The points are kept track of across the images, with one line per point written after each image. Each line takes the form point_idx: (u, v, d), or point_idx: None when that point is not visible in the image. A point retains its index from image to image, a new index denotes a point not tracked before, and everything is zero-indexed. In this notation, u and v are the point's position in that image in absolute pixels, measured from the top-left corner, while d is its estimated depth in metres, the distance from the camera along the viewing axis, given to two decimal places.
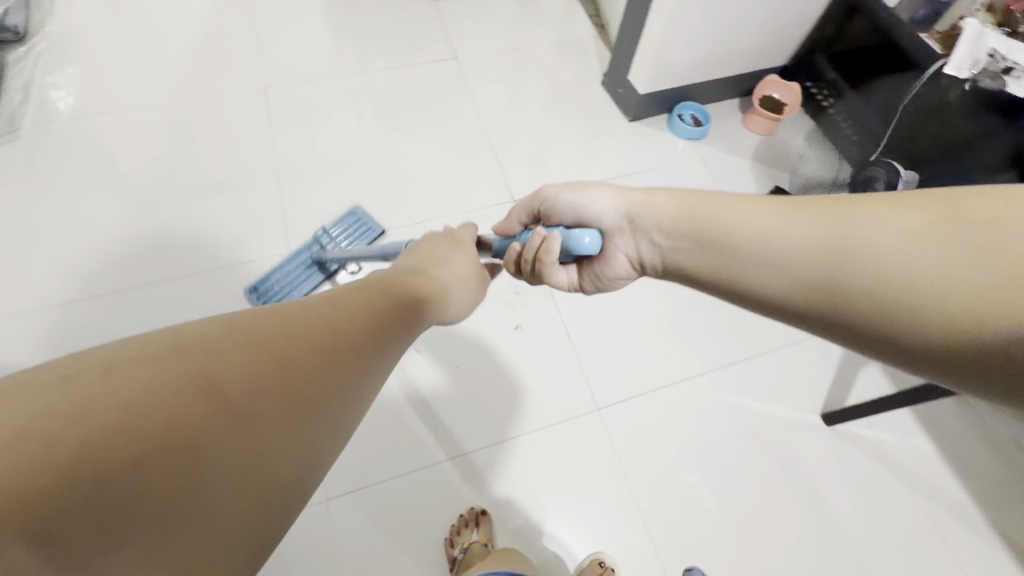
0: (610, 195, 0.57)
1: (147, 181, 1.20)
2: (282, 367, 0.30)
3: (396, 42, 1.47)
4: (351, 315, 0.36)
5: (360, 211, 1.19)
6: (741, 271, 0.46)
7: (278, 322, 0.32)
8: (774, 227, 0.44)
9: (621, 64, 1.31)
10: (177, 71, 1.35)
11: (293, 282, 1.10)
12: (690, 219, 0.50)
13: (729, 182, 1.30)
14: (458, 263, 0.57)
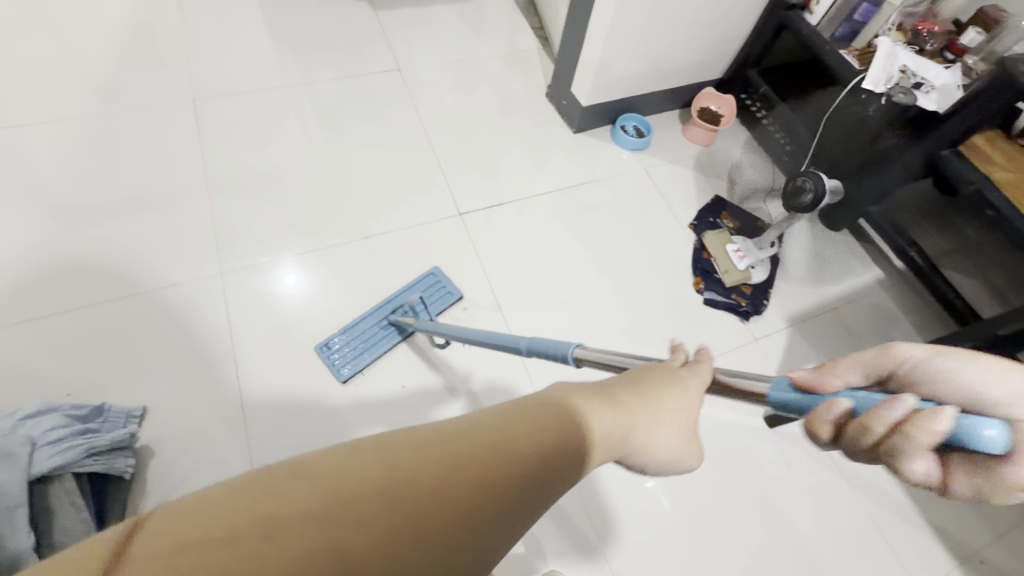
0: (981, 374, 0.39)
1: (60, 199, 1.11)
2: (415, 507, 0.26)
3: (337, 53, 1.43)
4: (520, 457, 0.31)
5: (440, 271, 1.13)
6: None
7: (427, 455, 0.28)
8: None
9: (564, 77, 1.33)
10: (96, 81, 1.26)
11: (365, 343, 1.05)
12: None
13: (672, 192, 1.33)
14: (669, 416, 0.41)
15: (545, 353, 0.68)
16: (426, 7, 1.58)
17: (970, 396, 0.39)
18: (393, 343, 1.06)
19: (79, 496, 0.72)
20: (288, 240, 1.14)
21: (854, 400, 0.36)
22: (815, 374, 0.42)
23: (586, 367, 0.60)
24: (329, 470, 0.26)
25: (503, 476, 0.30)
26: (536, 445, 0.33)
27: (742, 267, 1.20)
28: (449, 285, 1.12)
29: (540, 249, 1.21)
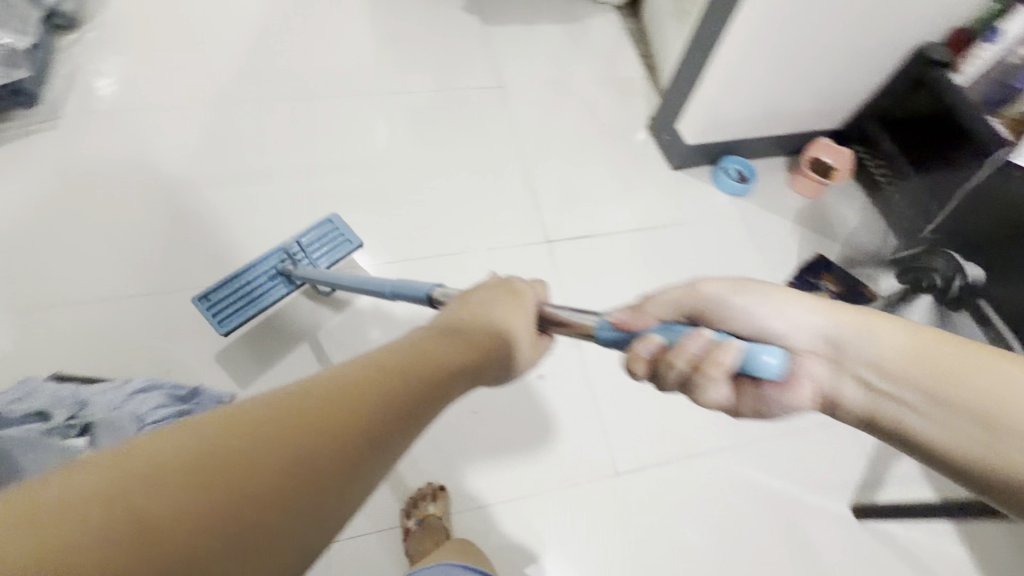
0: (795, 304, 0.49)
1: (181, 181, 1.19)
2: (249, 465, 0.27)
3: (445, 65, 1.46)
4: (399, 385, 0.34)
5: (336, 219, 1.12)
6: (906, 421, 0.44)
7: (294, 406, 0.30)
8: (855, 335, 0.46)
9: (670, 111, 1.28)
10: (224, 73, 1.34)
11: (243, 295, 1.02)
12: (928, 366, 0.43)
13: (770, 244, 1.26)
14: (496, 301, 0.50)
15: (406, 294, 0.80)
16: (536, 26, 1.58)
17: (762, 332, 0.50)
18: (280, 296, 1.03)
19: None
20: (379, 248, 1.17)
21: (663, 336, 0.45)
22: (629, 315, 0.50)
23: (440, 304, 0.73)
24: (201, 426, 0.28)
25: (360, 419, 0.31)
26: (419, 373, 0.36)
27: None
28: (347, 234, 1.12)
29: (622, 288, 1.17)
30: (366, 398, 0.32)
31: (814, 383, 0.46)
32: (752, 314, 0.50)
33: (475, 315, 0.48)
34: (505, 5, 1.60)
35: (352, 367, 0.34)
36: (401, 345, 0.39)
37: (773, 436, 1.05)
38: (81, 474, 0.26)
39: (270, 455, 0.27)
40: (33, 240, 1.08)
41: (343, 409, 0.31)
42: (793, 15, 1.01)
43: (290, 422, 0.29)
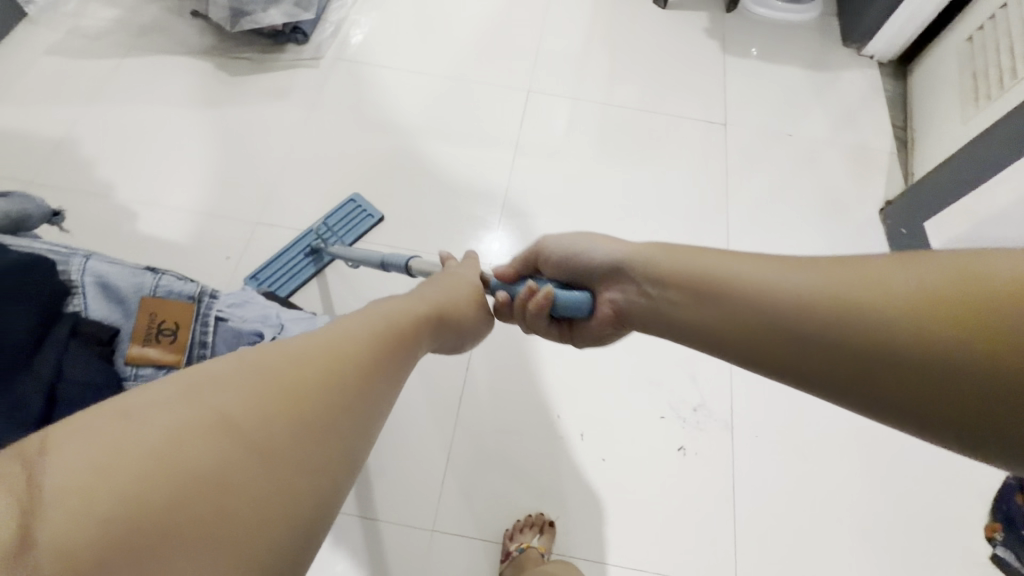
0: (594, 243, 0.61)
1: (398, 142, 1.27)
2: (306, 408, 0.33)
3: (670, 87, 1.38)
4: (376, 345, 0.41)
5: (358, 197, 1.19)
6: (714, 317, 0.47)
7: (338, 342, 0.39)
8: (676, 259, 0.52)
9: (923, 207, 1.09)
10: (460, 48, 1.40)
11: (290, 271, 1.10)
12: (679, 267, 0.51)
13: None
14: (470, 291, 0.65)
15: (394, 265, 0.87)
16: (780, 67, 1.43)
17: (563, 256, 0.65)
18: (309, 270, 1.11)
19: None
20: None
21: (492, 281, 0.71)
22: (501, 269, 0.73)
23: (420, 273, 0.83)
24: (230, 367, 0.34)
25: (358, 366, 0.38)
26: (397, 330, 0.46)
27: None
28: (369, 209, 1.18)
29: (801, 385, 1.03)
30: (361, 351, 0.39)
31: (612, 302, 0.59)
32: (588, 251, 0.61)
33: (438, 297, 0.59)
34: (751, 37, 1.47)
35: (367, 322, 0.44)
36: (377, 305, 0.50)
37: None
38: (168, 406, 0.30)
39: (316, 361, 0.36)
40: (269, 161, 1.23)
41: (372, 344, 0.41)
42: None
43: (325, 339, 0.38)
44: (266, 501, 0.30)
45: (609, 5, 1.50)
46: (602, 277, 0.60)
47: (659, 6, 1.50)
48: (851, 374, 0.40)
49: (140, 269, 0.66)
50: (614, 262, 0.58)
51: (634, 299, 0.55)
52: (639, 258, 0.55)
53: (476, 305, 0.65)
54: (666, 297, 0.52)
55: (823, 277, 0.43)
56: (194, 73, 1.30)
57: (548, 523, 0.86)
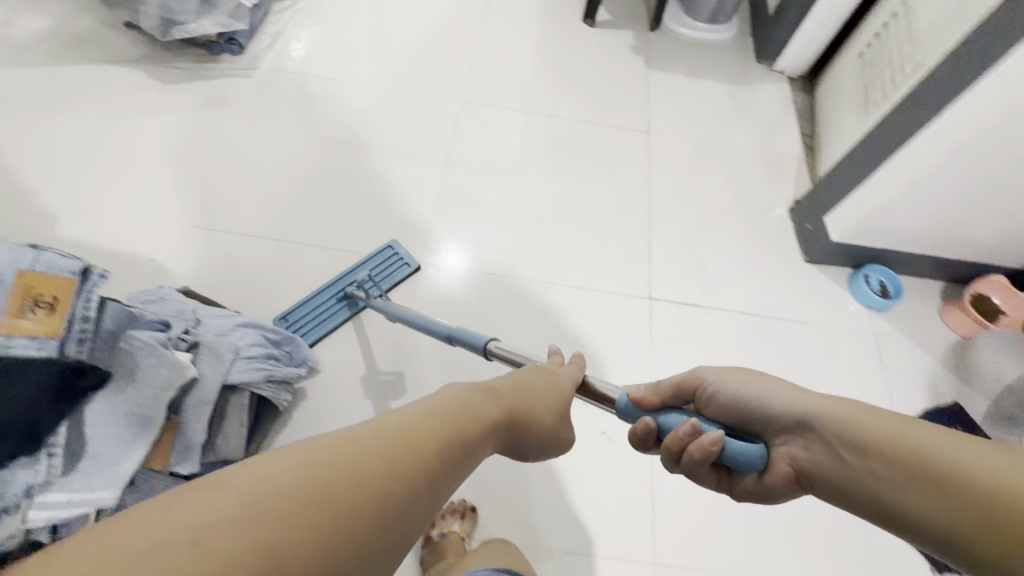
0: (776, 392, 0.57)
1: (332, 147, 1.29)
2: (352, 497, 0.35)
3: (597, 98, 1.46)
4: (437, 436, 0.43)
5: (396, 245, 1.17)
6: (905, 495, 0.47)
7: (409, 442, 0.40)
8: (846, 416, 0.52)
9: (821, 202, 1.18)
10: (396, 61, 1.45)
11: (319, 316, 1.06)
12: (860, 427, 0.51)
13: (898, 375, 1.10)
14: (556, 395, 0.63)
15: (464, 342, 0.81)
16: (699, 80, 1.54)
17: (737, 398, 0.60)
18: (342, 317, 1.07)
19: (245, 414, 0.79)
20: (484, 255, 1.18)
21: (623, 401, 0.63)
22: (641, 392, 0.63)
23: (495, 357, 0.76)
24: (308, 460, 0.35)
25: (416, 455, 0.40)
26: (466, 432, 0.47)
27: None
28: (408, 259, 1.16)
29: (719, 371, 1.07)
30: (422, 442, 0.41)
31: (788, 456, 0.56)
32: (758, 393, 0.59)
33: (512, 386, 0.60)
34: (673, 53, 1.57)
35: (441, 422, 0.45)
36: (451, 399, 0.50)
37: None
38: (227, 488, 0.32)
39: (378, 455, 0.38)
40: (198, 165, 1.23)
41: (439, 440, 0.43)
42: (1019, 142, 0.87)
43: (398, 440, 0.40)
44: None
45: (542, 23, 1.58)
46: (779, 425, 0.57)
47: (588, 23, 1.59)
48: (1002, 547, 0.41)
49: (18, 245, 0.63)
50: (801, 419, 0.55)
51: (810, 454, 0.54)
52: (824, 420, 0.53)
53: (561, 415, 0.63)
54: (851, 464, 0.51)
55: (962, 445, 0.46)
56: (126, 83, 1.30)
57: (469, 508, 0.90)
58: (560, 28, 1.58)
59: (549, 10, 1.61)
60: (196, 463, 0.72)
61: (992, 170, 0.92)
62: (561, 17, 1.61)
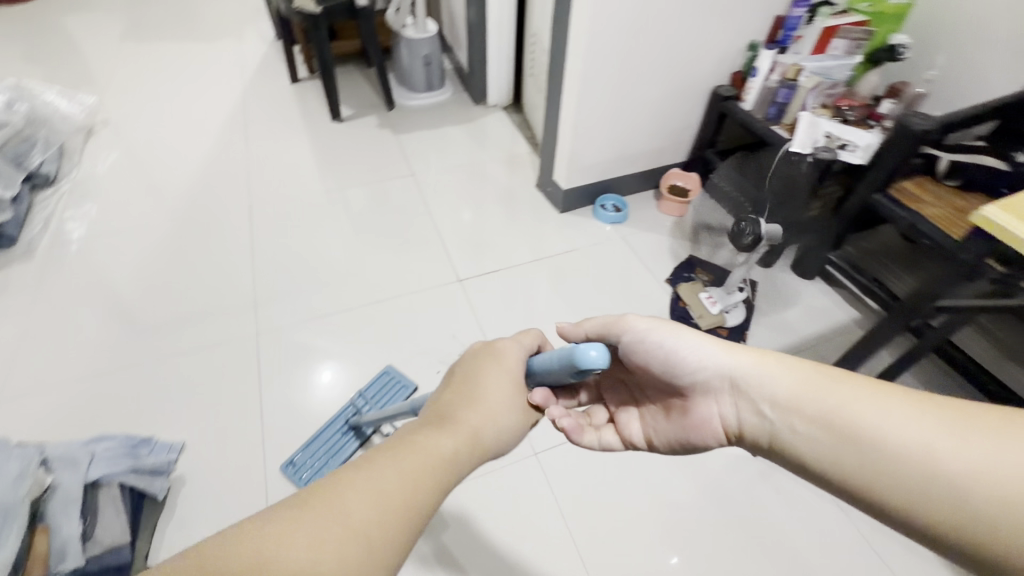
0: (714, 351, 0.61)
1: (140, 283, 1.39)
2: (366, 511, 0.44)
3: (366, 168, 1.79)
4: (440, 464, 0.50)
5: (392, 368, 1.19)
6: (829, 453, 0.52)
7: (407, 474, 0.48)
8: (749, 371, 0.59)
9: (547, 170, 1.59)
10: (181, 200, 1.64)
11: (331, 454, 1.05)
12: (800, 394, 0.55)
13: (648, 254, 1.49)
14: (490, 386, 0.59)
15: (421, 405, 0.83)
16: (440, 129, 1.95)
17: (671, 358, 0.63)
18: (350, 448, 1.07)
19: (121, 502, 0.83)
20: (315, 305, 1.35)
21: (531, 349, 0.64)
22: (574, 327, 0.69)
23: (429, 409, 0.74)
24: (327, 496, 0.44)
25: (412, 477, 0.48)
26: (448, 463, 0.51)
27: (715, 311, 1.30)
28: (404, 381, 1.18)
29: (529, 304, 1.35)
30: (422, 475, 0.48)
31: (707, 407, 0.62)
32: (706, 353, 0.62)
33: (480, 388, 0.59)
34: (413, 119, 1.99)
35: (377, 500, 0.44)
36: (391, 471, 0.47)
37: None
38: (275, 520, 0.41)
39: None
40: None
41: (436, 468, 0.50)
42: (609, 80, 1.32)
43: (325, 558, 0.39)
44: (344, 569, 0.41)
45: (302, 134, 1.91)
46: (720, 389, 0.61)
47: (338, 121, 1.95)
48: (874, 489, 0.49)
49: None
50: (736, 377, 0.60)
51: (761, 424, 0.57)
52: (761, 392, 0.57)
53: (507, 406, 0.59)
54: (788, 429, 0.55)
55: (890, 408, 0.50)
56: None
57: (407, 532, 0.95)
58: (318, 132, 1.92)
59: (304, 124, 1.96)
60: (78, 556, 0.74)
61: (611, 99, 1.37)
62: (315, 126, 1.95)
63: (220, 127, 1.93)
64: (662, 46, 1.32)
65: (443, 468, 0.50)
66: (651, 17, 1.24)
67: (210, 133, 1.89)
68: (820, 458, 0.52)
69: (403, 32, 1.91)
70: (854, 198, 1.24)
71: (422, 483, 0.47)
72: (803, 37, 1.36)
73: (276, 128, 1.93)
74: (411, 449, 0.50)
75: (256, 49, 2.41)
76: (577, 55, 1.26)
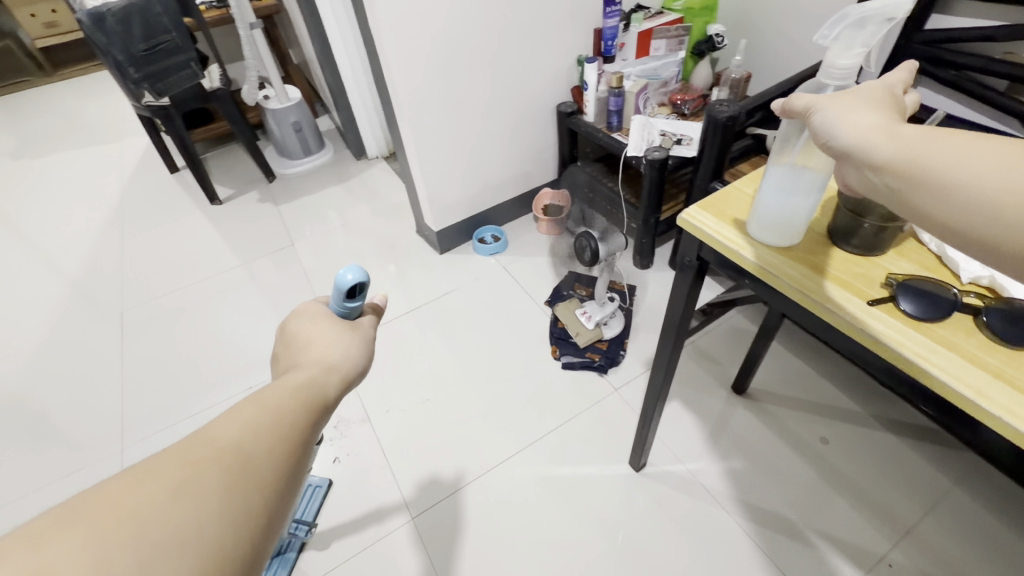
0: (846, 115, 0.38)
1: (9, 416, 1.34)
2: (223, 478, 0.32)
3: (247, 247, 1.77)
4: (304, 411, 0.39)
5: None
6: (924, 202, 0.34)
7: (271, 423, 0.36)
8: (877, 137, 0.36)
9: (418, 215, 1.59)
10: (55, 319, 1.59)
11: None
12: (930, 152, 0.34)
13: (528, 279, 1.48)
14: (328, 321, 0.48)
15: None
16: (321, 191, 1.95)
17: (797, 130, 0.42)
18: None
19: None
20: (193, 403, 1.31)
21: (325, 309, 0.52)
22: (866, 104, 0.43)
23: None
24: (170, 468, 0.32)
25: (272, 434, 0.36)
26: (311, 409, 0.39)
27: (591, 326, 1.28)
28: (313, 479, 1.09)
29: (408, 356, 1.32)
30: (283, 419, 0.37)
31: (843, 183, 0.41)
32: (807, 102, 0.42)
33: (315, 339, 0.46)
34: (294, 187, 1.98)
35: (231, 437, 0.34)
36: (240, 409, 0.37)
37: (557, 428, 1.13)
38: (87, 514, 0.29)
39: (164, 547, 0.29)
40: None
41: (302, 415, 0.38)
42: (441, 119, 1.34)
43: (187, 506, 0.30)
44: (203, 553, 0.29)
45: (182, 226, 1.89)
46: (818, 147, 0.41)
47: (217, 203, 1.95)
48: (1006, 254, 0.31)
49: None
50: (830, 126, 0.39)
51: (860, 179, 0.38)
52: (859, 138, 0.37)
53: (354, 332, 0.48)
54: (884, 181, 0.36)
55: None
56: None
57: None
58: (200, 220, 1.91)
59: (185, 215, 1.94)
60: None
61: (450, 136, 1.39)
62: (197, 214, 1.94)
63: (98, 235, 1.90)
64: (486, 80, 1.35)
65: (301, 396, 0.39)
66: (462, 56, 1.27)
67: (89, 243, 1.87)
68: (926, 213, 0.34)
69: (266, 105, 1.92)
70: (697, 191, 1.25)
71: (281, 411, 0.37)
72: (626, 44, 1.40)
73: (156, 224, 1.91)
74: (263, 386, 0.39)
75: (136, 150, 2.41)
76: (400, 105, 1.27)
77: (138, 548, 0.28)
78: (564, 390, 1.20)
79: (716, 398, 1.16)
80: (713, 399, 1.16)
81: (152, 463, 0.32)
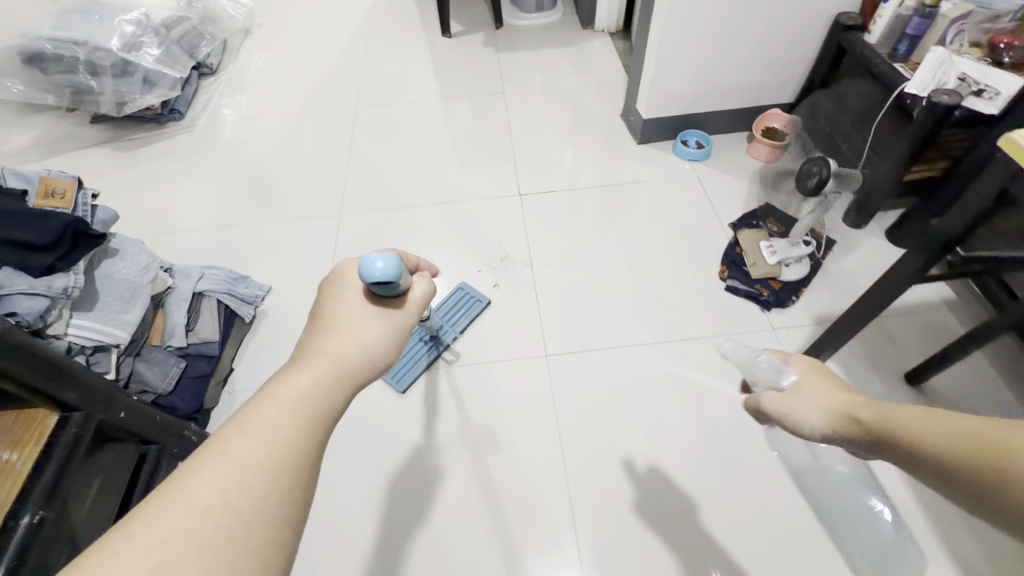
0: (805, 411, 0.52)
1: (267, 163, 1.69)
2: (254, 477, 0.42)
3: (464, 83, 1.89)
4: (315, 407, 0.48)
5: (467, 284, 1.27)
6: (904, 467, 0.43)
7: (285, 427, 0.45)
8: (838, 429, 0.49)
9: (631, 98, 1.56)
10: (308, 98, 1.90)
11: (413, 362, 1.16)
12: (872, 443, 0.45)
13: (720, 195, 1.42)
14: (350, 309, 0.57)
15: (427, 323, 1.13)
16: (540, 50, 1.97)
17: (784, 420, 0.54)
18: (426, 356, 1.16)
19: (214, 310, 1.09)
20: (394, 199, 1.54)
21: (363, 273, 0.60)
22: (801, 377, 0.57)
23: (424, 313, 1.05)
24: (207, 476, 0.40)
25: (292, 438, 0.45)
26: (322, 399, 0.48)
27: (771, 262, 1.21)
28: (476, 294, 1.26)
29: (581, 225, 1.38)
30: (304, 417, 0.46)
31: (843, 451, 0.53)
32: (775, 413, 0.55)
33: (341, 330, 0.55)
34: (517, 40, 2.02)
35: (257, 446, 0.43)
36: (252, 421, 0.45)
37: (700, 338, 1.16)
38: (146, 527, 0.37)
39: (230, 532, 0.39)
40: (162, 195, 1.59)
41: (315, 416, 0.47)
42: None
43: (238, 500, 0.40)
44: (255, 527, 0.40)
45: (413, 48, 2.06)
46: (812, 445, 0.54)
47: (447, 36, 2.07)
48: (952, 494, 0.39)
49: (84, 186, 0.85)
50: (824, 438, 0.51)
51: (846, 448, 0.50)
52: (830, 433, 0.50)
53: (377, 318, 0.57)
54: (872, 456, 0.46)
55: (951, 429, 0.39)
56: (98, 159, 1.68)
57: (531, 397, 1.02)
58: (429, 47, 2.06)
59: (418, 40, 2.10)
60: (183, 338, 1.02)
61: (705, 19, 1.29)
62: (427, 41, 2.08)
63: (347, 37, 2.15)
64: None
65: (302, 404, 0.47)
66: None
67: (339, 42, 2.13)
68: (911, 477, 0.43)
69: None
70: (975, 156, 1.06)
71: (281, 424, 0.45)
72: None
73: (394, 42, 2.11)
74: (253, 408, 0.46)
75: None
76: None
77: (193, 553, 0.37)
78: (718, 308, 1.20)
79: (879, 378, 1.08)
80: (875, 377, 1.09)
81: (185, 475, 0.40)
